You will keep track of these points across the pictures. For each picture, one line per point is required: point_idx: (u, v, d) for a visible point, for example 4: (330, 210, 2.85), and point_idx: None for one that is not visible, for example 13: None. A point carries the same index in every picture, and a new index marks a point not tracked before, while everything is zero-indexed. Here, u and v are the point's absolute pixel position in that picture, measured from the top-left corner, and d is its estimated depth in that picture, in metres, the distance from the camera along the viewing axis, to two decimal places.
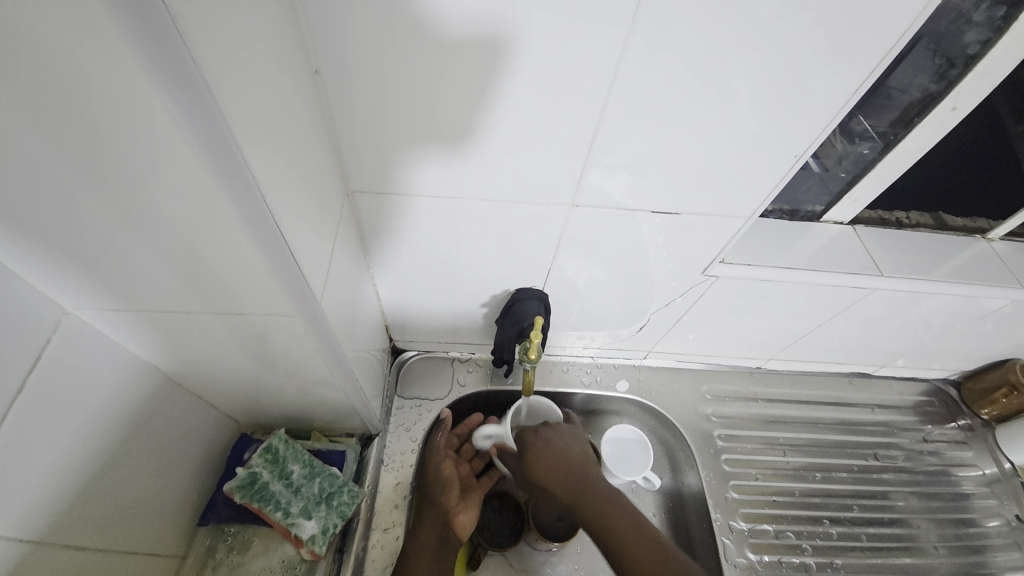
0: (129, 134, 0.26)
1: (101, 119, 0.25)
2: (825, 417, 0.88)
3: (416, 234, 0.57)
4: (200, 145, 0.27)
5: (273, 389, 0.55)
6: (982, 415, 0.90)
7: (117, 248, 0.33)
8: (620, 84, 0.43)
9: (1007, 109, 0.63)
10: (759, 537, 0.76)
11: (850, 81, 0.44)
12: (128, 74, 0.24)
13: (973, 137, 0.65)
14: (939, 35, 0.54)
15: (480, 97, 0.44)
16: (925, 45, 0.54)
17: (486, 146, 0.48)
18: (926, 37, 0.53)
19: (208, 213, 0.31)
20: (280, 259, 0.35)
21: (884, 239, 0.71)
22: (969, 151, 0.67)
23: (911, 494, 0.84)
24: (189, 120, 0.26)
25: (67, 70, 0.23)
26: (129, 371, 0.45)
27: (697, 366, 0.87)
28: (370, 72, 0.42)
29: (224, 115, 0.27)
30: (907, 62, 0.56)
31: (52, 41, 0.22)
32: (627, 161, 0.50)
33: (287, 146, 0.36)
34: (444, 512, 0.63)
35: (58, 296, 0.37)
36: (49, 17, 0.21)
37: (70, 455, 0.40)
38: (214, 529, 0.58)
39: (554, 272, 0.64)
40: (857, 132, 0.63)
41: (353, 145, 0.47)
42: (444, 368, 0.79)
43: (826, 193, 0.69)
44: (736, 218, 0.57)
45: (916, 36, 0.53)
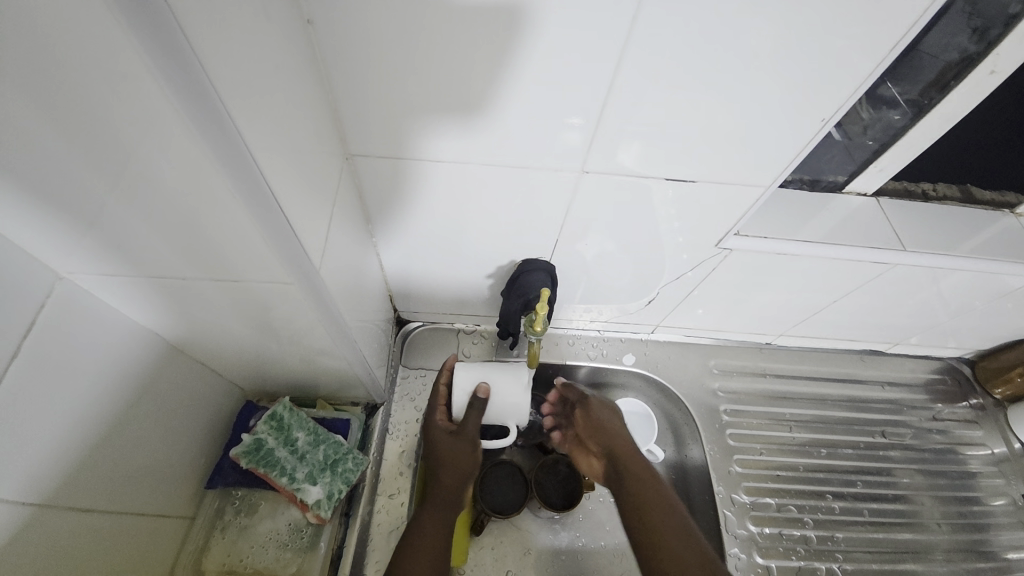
0: (97, 85, 0.24)
1: (63, 68, 0.23)
2: (834, 394, 0.87)
3: (419, 202, 0.56)
4: (176, 95, 0.25)
5: (277, 358, 0.54)
6: (994, 394, 0.88)
7: (107, 211, 0.31)
8: (635, 43, 0.40)
9: None
10: (760, 510, 0.76)
11: (885, 40, 0.40)
12: (94, 18, 0.21)
13: (1010, 104, 0.61)
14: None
15: (486, 57, 0.41)
16: (959, 7, 0.50)
17: (491, 109, 0.45)
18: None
19: (195, 175, 0.29)
20: (274, 225, 0.34)
21: (909, 213, 0.68)
22: (1004, 118, 0.63)
23: (916, 472, 0.83)
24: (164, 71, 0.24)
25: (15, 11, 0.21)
26: (129, 337, 0.44)
27: (705, 341, 0.86)
28: (366, 27, 0.39)
29: (200, 63, 0.25)
30: (940, 26, 0.52)
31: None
32: (638, 128, 0.47)
33: (276, 104, 0.33)
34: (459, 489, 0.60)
35: (50, 260, 0.36)
36: None
37: (72, 423, 0.40)
38: (222, 492, 0.60)
39: (562, 244, 0.62)
40: (884, 99, 0.59)
41: (351, 106, 0.45)
42: (448, 340, 0.78)
43: (849, 163, 0.66)
44: (755, 187, 0.54)
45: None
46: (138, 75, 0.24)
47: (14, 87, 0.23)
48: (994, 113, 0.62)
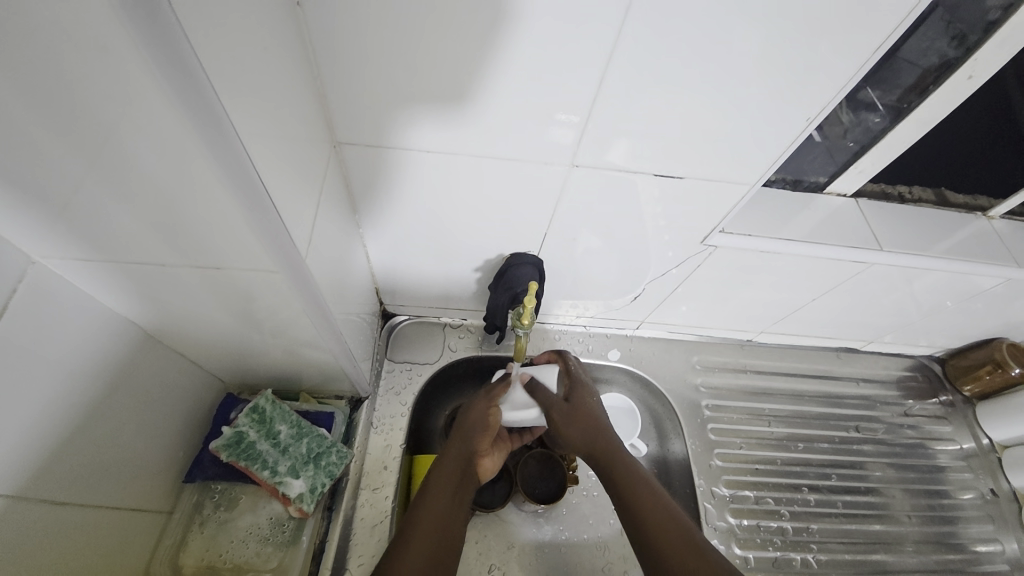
0: (77, 57, 0.23)
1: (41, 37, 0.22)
2: (812, 390, 0.90)
3: (406, 193, 0.55)
4: (160, 70, 0.24)
5: (260, 350, 0.53)
6: (963, 392, 0.91)
7: (84, 193, 0.30)
8: (628, 36, 0.40)
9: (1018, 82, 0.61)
10: (740, 503, 0.78)
11: (870, 42, 0.41)
12: None
13: (984, 110, 0.64)
14: (955, 4, 0.51)
15: (478, 46, 0.41)
16: (940, 15, 0.52)
17: (482, 99, 0.45)
18: (943, 5, 0.51)
19: (177, 156, 0.28)
20: (261, 214, 0.33)
21: (886, 214, 0.70)
22: (978, 124, 0.65)
23: (888, 465, 0.86)
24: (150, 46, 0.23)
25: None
26: (106, 326, 0.43)
27: (688, 337, 0.88)
28: (354, 10, 0.38)
29: (188, 39, 0.24)
30: (920, 32, 0.53)
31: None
32: (627, 125, 0.47)
33: (264, 91, 0.33)
34: (472, 454, 0.62)
35: (22, 244, 0.35)
36: None
37: (44, 414, 0.38)
38: (201, 486, 0.58)
39: (551, 238, 0.62)
40: (863, 103, 0.61)
41: (340, 93, 0.44)
42: (435, 333, 0.78)
43: (830, 164, 0.67)
44: (741, 184, 0.55)
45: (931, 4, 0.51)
46: (122, 50, 0.23)
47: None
48: (967, 119, 0.64)
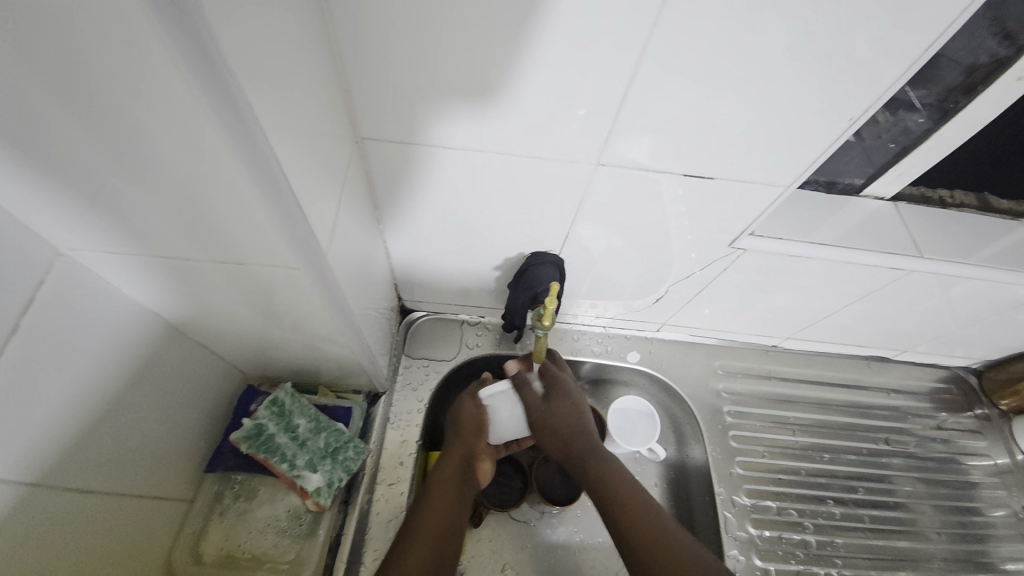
0: (110, 54, 0.23)
1: (75, 32, 0.22)
2: (838, 399, 0.87)
3: (426, 190, 0.55)
4: (188, 65, 0.24)
5: (280, 343, 0.54)
6: (1000, 405, 0.87)
7: (111, 186, 0.31)
8: (660, 33, 0.38)
9: None
10: (760, 513, 0.76)
11: (918, 41, 0.38)
12: None
13: None
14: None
15: (502, 43, 0.40)
16: (984, 12, 0.48)
17: (504, 94, 0.44)
18: (989, 3, 0.47)
19: (202, 151, 0.28)
20: (284, 212, 0.33)
21: (926, 219, 0.67)
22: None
23: (918, 480, 0.83)
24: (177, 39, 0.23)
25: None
26: (132, 317, 0.44)
27: (710, 341, 0.86)
28: (377, 7, 0.38)
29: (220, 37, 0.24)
30: (964, 31, 0.50)
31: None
32: (654, 124, 0.46)
33: (290, 88, 0.32)
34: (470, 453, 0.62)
35: (53, 236, 0.35)
36: None
37: (73, 402, 0.39)
38: (222, 476, 0.59)
39: (572, 237, 0.61)
40: (902, 103, 0.57)
41: (366, 90, 0.44)
42: (453, 331, 0.77)
43: (868, 166, 0.64)
44: (774, 186, 0.53)
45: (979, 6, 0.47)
46: (151, 44, 0.22)
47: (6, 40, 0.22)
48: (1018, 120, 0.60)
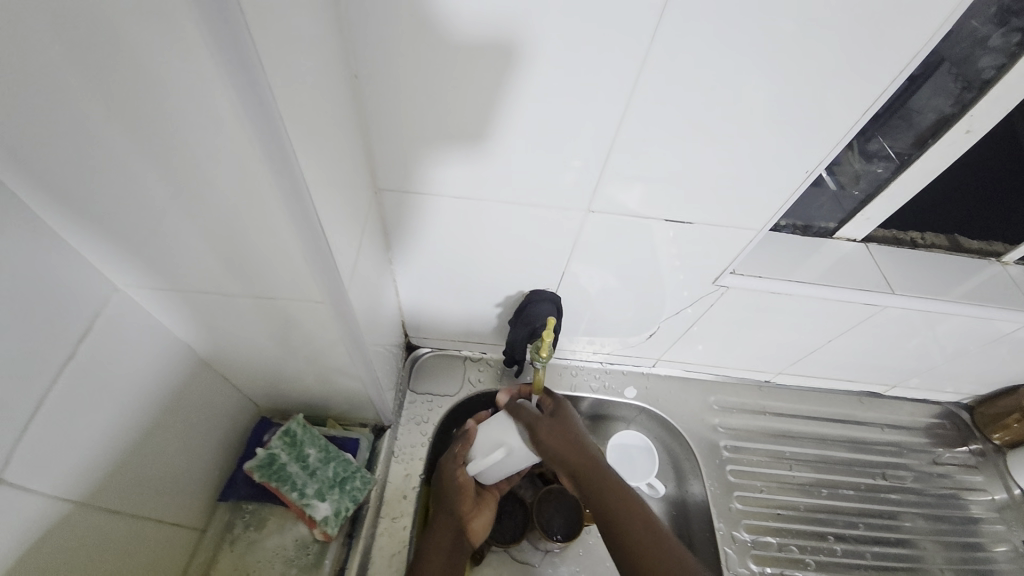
0: (188, 117, 0.28)
1: (162, 98, 0.27)
2: (834, 433, 0.88)
3: (432, 233, 0.60)
4: (257, 137, 0.29)
5: (295, 376, 0.57)
6: (993, 440, 0.88)
7: (171, 227, 0.36)
8: (637, 99, 0.45)
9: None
10: (761, 549, 0.76)
11: (859, 102, 0.45)
12: (200, 71, 0.26)
13: (991, 156, 0.65)
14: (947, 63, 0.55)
15: (504, 108, 0.47)
16: (946, 68, 0.56)
17: (505, 148, 0.50)
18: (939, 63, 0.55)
19: (256, 202, 0.33)
20: (317, 251, 0.38)
21: (898, 260, 0.72)
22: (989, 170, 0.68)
23: (920, 516, 0.83)
24: (252, 116, 0.28)
25: (137, 55, 0.25)
26: (168, 347, 0.48)
27: (705, 377, 0.88)
28: (401, 81, 0.45)
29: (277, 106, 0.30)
30: (926, 86, 0.57)
31: (127, 26, 0.24)
32: (640, 173, 0.52)
33: (329, 149, 0.38)
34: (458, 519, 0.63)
35: (112, 271, 0.40)
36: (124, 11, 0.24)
37: (115, 424, 0.43)
38: (233, 506, 0.61)
39: (567, 277, 0.66)
40: (874, 151, 0.64)
41: (383, 145, 0.50)
42: (456, 367, 0.81)
43: (839, 211, 0.70)
44: (747, 230, 0.58)
45: (940, 57, 0.55)
46: (230, 120, 0.28)
47: (116, 114, 0.28)
48: (975, 167, 0.67)
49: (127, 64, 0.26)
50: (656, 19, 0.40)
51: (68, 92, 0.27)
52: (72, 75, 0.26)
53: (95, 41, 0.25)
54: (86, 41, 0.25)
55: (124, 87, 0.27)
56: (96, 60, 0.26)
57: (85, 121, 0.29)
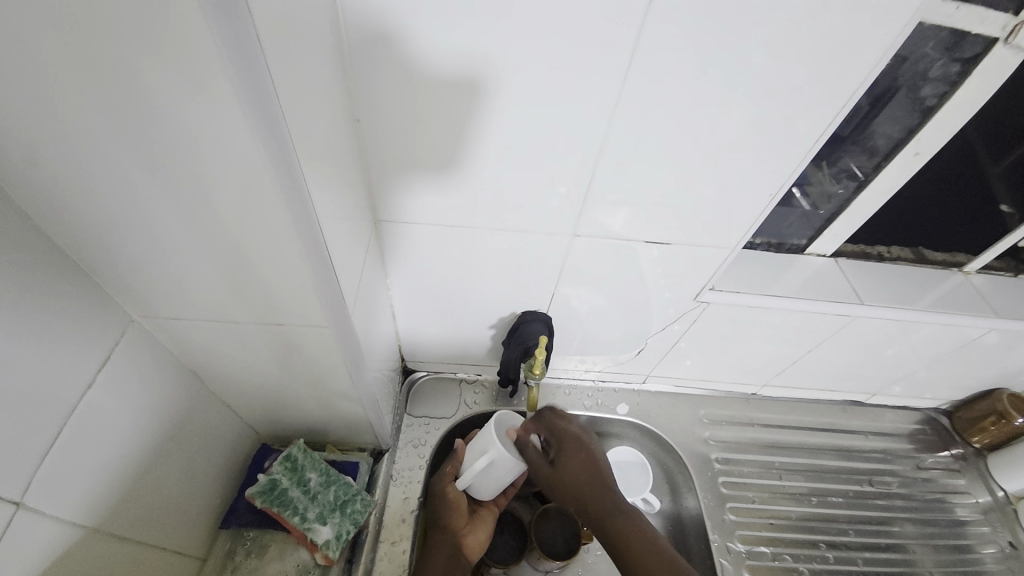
0: (208, 154, 0.31)
1: (186, 136, 0.30)
2: (822, 442, 0.90)
3: (428, 260, 0.63)
4: (276, 175, 0.32)
5: (296, 401, 0.59)
6: (974, 444, 0.92)
7: (187, 257, 0.38)
8: (614, 134, 0.50)
9: (981, 143, 0.68)
10: (756, 559, 0.78)
11: (813, 132, 0.50)
12: (227, 120, 0.29)
13: (952, 169, 0.70)
14: (889, 95, 0.60)
15: (494, 143, 0.51)
16: (905, 94, 0.59)
17: (493, 177, 0.54)
18: (897, 90, 0.59)
19: (270, 233, 0.36)
20: (324, 277, 0.40)
21: (866, 273, 0.76)
22: (952, 181, 0.71)
23: (908, 520, 0.85)
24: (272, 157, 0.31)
25: (170, 104, 0.28)
26: (176, 373, 0.49)
27: (695, 391, 0.91)
28: (399, 121, 0.49)
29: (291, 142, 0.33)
30: (890, 108, 0.60)
31: (162, 79, 0.27)
32: (622, 199, 0.56)
33: (335, 184, 0.42)
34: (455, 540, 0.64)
35: (127, 301, 0.42)
36: (164, 70, 0.27)
37: (125, 450, 0.44)
38: (234, 533, 0.61)
39: (557, 298, 0.69)
40: (843, 170, 0.67)
41: (382, 178, 0.54)
42: (452, 389, 0.82)
43: (808, 228, 0.74)
44: (722, 248, 0.62)
45: (897, 85, 0.58)
46: (252, 161, 0.31)
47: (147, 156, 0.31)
48: (938, 178, 0.71)
49: (160, 115, 0.29)
50: (629, 61, 0.44)
51: (106, 139, 0.30)
52: (104, 117, 0.29)
53: (133, 92, 0.28)
54: (121, 88, 0.27)
55: (153, 129, 0.30)
56: (133, 112, 0.29)
57: (118, 164, 0.31)
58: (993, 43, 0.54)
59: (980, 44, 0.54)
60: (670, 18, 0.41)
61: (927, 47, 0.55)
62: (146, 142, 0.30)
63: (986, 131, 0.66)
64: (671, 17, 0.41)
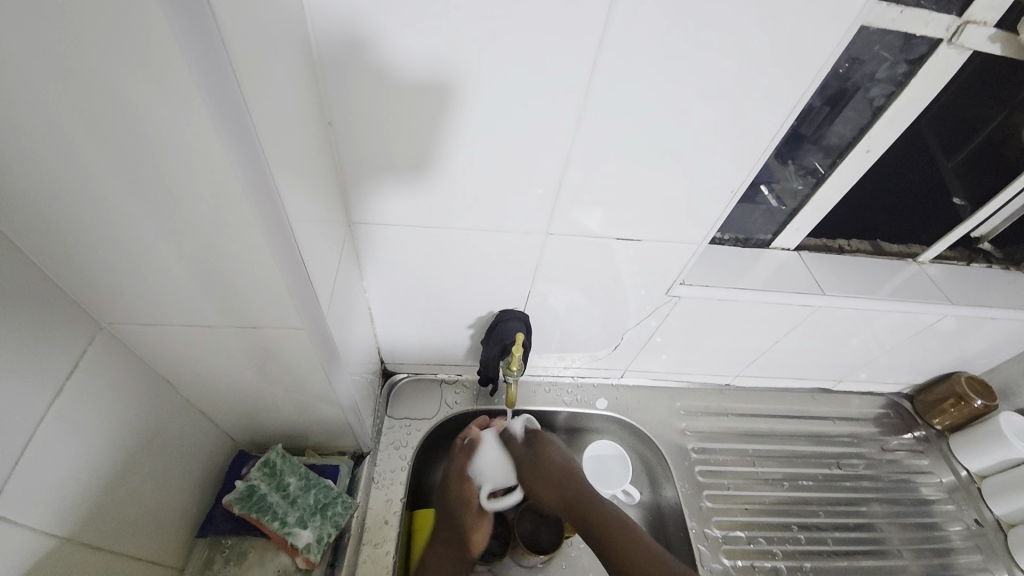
0: (177, 154, 0.31)
1: (153, 137, 0.30)
2: (794, 429, 0.94)
3: (403, 261, 0.63)
4: (247, 178, 0.33)
5: (273, 406, 0.59)
6: (935, 426, 0.96)
7: (156, 261, 0.38)
8: (582, 134, 0.51)
9: (931, 137, 0.73)
10: (732, 544, 0.80)
11: (769, 131, 0.52)
12: (197, 125, 0.29)
13: (904, 162, 0.74)
14: (842, 96, 0.63)
15: (465, 143, 0.51)
16: (863, 95, 0.62)
17: (464, 176, 0.54)
18: (848, 91, 0.62)
19: (241, 237, 0.36)
20: (297, 279, 0.41)
21: (828, 265, 0.80)
22: (902, 175, 0.76)
23: (876, 500, 0.89)
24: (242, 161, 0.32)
25: (137, 108, 0.28)
26: (147, 381, 0.49)
27: (671, 384, 0.93)
28: (370, 123, 0.49)
29: (260, 142, 0.33)
30: (847, 112, 0.64)
31: (127, 83, 0.27)
32: (594, 198, 0.57)
33: (307, 187, 0.42)
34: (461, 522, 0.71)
35: (94, 308, 0.42)
36: (132, 75, 0.27)
37: (96, 458, 0.44)
38: (212, 542, 0.61)
39: (535, 296, 0.70)
40: (804, 168, 0.71)
41: (356, 181, 0.54)
42: (432, 390, 0.82)
43: (772, 223, 0.77)
44: (689, 243, 0.64)
45: (852, 86, 0.62)
46: (222, 166, 0.31)
47: (113, 160, 0.31)
48: (892, 170, 0.75)
49: (127, 120, 0.29)
50: (593, 63, 0.45)
51: (71, 143, 0.30)
52: (69, 121, 0.29)
53: (98, 97, 0.28)
54: (83, 88, 0.27)
55: (119, 133, 0.30)
56: (99, 117, 0.29)
57: (83, 169, 0.31)
58: (937, 45, 0.57)
59: (925, 44, 0.57)
60: (631, 21, 0.43)
61: (876, 49, 0.58)
62: (113, 147, 0.30)
63: (937, 126, 0.71)
64: (632, 21, 0.43)
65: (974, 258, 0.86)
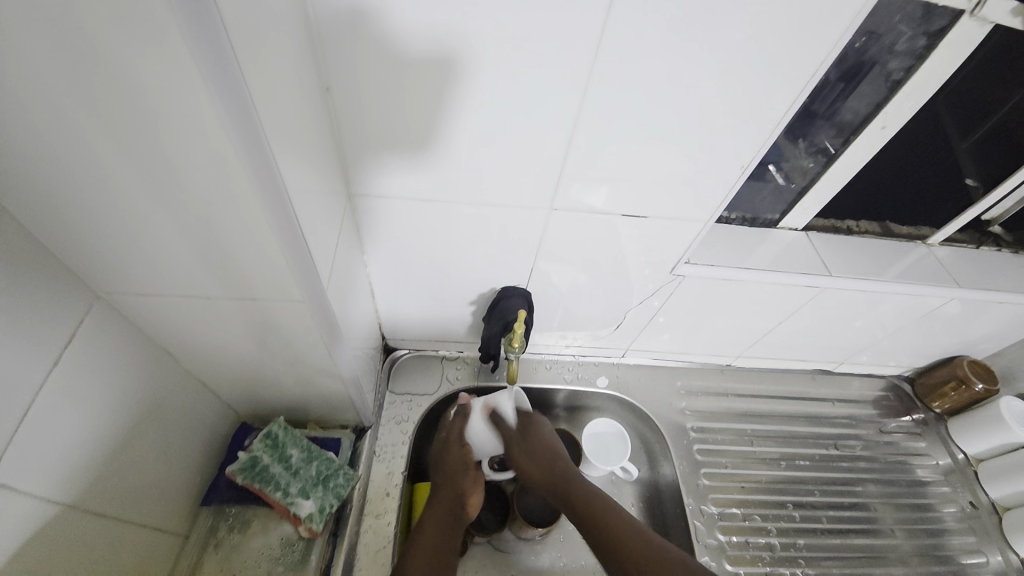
0: (169, 119, 0.29)
1: (143, 100, 0.28)
2: (793, 410, 0.94)
3: (404, 236, 0.62)
4: (242, 146, 0.31)
5: (275, 379, 0.59)
6: (934, 409, 0.97)
7: (152, 230, 0.37)
8: (589, 107, 0.49)
9: (948, 117, 0.70)
10: (728, 520, 0.81)
11: (782, 105, 0.50)
12: (188, 89, 0.28)
13: (919, 142, 0.72)
14: (858, 71, 0.61)
15: (467, 114, 0.50)
16: (878, 70, 0.60)
17: (466, 149, 0.53)
18: (865, 64, 0.60)
19: (238, 207, 0.35)
20: (297, 251, 0.40)
21: (835, 246, 0.79)
22: (916, 155, 0.74)
23: (872, 481, 0.90)
24: (236, 128, 0.30)
25: (124, 69, 0.27)
26: (146, 353, 0.49)
27: (672, 363, 0.93)
28: (368, 92, 0.47)
29: (254, 108, 0.31)
30: (860, 90, 0.62)
31: (113, 43, 0.26)
32: (600, 174, 0.56)
33: (305, 157, 0.41)
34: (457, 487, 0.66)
35: (91, 278, 0.41)
36: (118, 35, 0.25)
37: (97, 428, 0.44)
38: (216, 510, 0.62)
39: (537, 273, 0.69)
40: (815, 146, 0.69)
41: (355, 153, 0.53)
42: (434, 366, 0.83)
43: (780, 202, 0.76)
44: (695, 222, 0.63)
45: (869, 60, 0.59)
46: (216, 133, 0.30)
47: (102, 125, 0.30)
48: (905, 150, 0.73)
49: (115, 83, 0.28)
50: (601, 31, 0.43)
51: (57, 107, 0.28)
52: (53, 83, 0.27)
53: (83, 58, 0.26)
54: (67, 47, 0.26)
55: (107, 97, 0.28)
56: (85, 79, 0.27)
57: (71, 133, 0.30)
58: (959, 16, 0.54)
59: (946, 16, 0.55)
60: None
61: (896, 20, 0.55)
62: (102, 111, 0.29)
63: (954, 105, 0.68)
64: None
65: (984, 242, 0.85)
